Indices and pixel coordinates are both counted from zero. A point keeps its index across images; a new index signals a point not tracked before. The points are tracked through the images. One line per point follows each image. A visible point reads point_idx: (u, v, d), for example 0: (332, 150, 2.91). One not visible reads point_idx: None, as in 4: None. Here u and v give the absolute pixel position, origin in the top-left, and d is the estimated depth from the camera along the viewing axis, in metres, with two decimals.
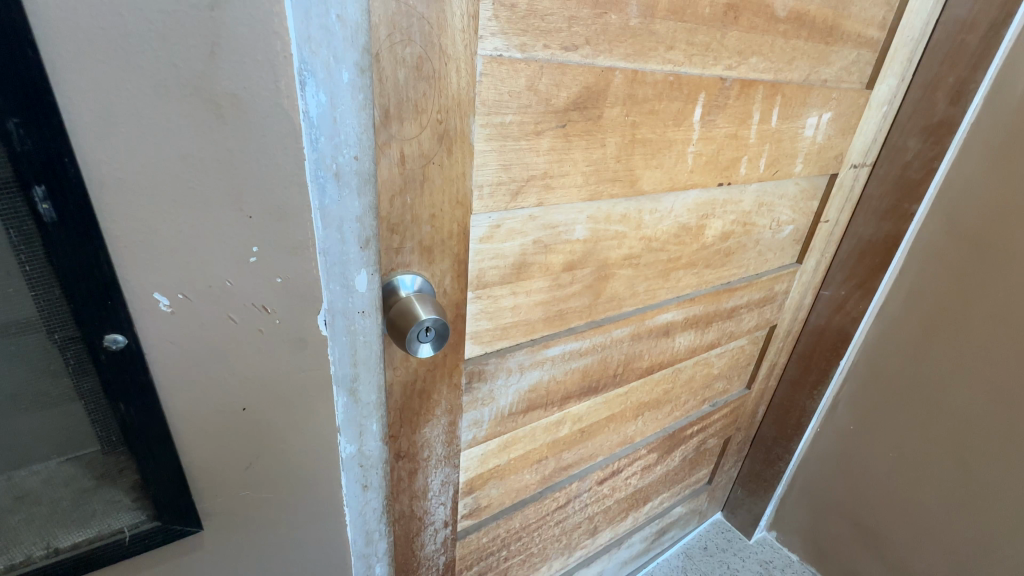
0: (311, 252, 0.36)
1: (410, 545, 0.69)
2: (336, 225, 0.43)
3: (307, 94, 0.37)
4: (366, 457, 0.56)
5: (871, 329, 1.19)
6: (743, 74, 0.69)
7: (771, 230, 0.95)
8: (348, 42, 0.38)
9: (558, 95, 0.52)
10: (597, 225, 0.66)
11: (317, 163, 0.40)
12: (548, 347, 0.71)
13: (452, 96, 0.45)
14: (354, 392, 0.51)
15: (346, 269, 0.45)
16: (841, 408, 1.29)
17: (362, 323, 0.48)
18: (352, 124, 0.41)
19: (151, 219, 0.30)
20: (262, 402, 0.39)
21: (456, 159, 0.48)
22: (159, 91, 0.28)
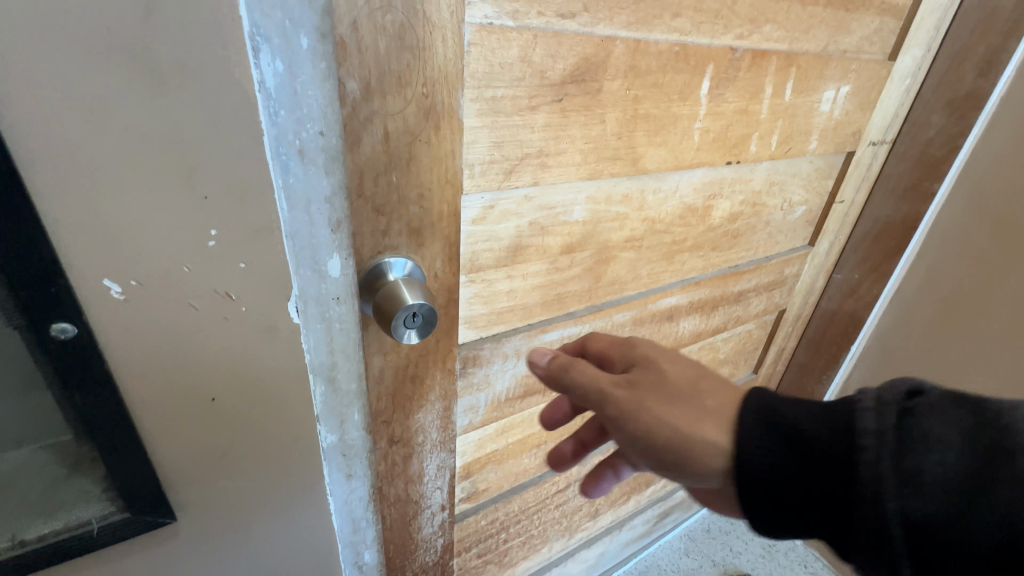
0: (276, 235, 0.34)
1: (406, 528, 0.69)
2: (304, 207, 0.42)
3: (262, 62, 0.35)
4: (348, 446, 0.55)
5: (885, 314, 1.15)
6: (756, 44, 0.65)
7: (783, 211, 0.91)
8: (306, 4, 0.36)
9: (554, 66, 0.49)
10: (597, 206, 0.64)
11: (277, 139, 0.38)
12: (546, 331, 0.69)
13: (439, 67, 0.43)
14: (333, 381, 0.50)
15: (316, 253, 0.44)
16: (851, 394, 1.26)
17: (337, 310, 0.47)
18: (315, 96, 0.39)
19: (95, 194, 0.28)
20: (231, 392, 0.37)
21: (444, 136, 0.46)
22: (92, 51, 0.26)
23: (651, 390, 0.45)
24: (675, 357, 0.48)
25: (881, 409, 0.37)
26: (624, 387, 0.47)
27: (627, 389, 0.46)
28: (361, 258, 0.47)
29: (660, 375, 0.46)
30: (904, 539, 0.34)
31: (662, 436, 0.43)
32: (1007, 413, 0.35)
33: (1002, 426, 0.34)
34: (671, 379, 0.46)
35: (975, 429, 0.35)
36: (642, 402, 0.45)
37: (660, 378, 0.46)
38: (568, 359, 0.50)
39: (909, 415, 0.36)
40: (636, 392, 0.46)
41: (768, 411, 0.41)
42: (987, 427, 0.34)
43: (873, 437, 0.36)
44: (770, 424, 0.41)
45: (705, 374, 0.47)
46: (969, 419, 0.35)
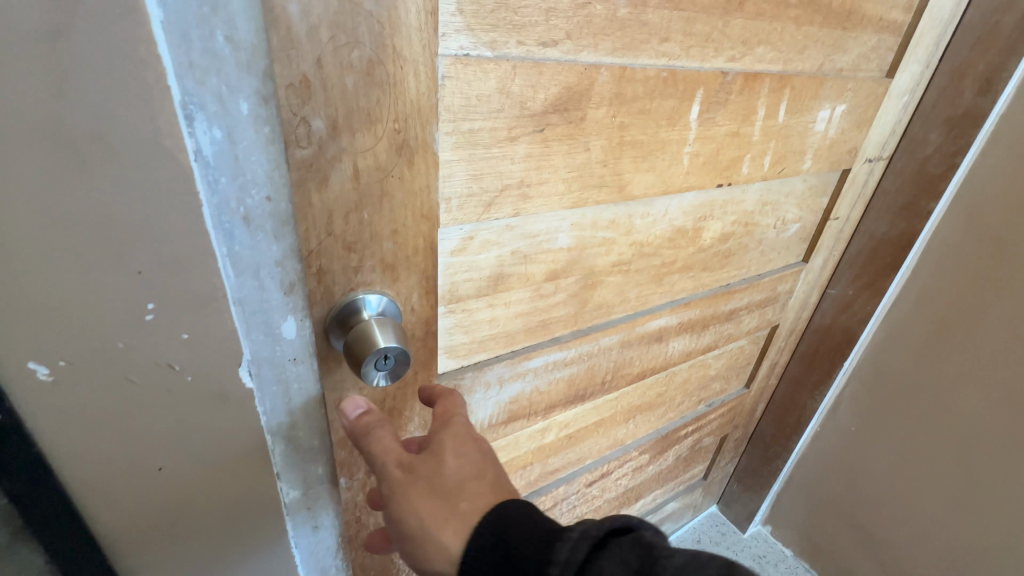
0: (219, 304, 0.36)
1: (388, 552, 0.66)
2: (252, 273, 0.42)
3: (197, 131, 0.35)
4: (313, 497, 0.54)
5: (878, 330, 1.14)
6: (749, 66, 0.63)
7: (776, 229, 0.89)
8: (242, 67, 0.35)
9: (535, 97, 0.47)
10: (582, 232, 0.62)
11: (219, 207, 0.38)
12: (529, 358, 0.67)
13: (411, 102, 0.41)
14: (294, 438, 0.50)
15: (269, 317, 0.44)
16: (842, 408, 1.26)
17: (295, 371, 0.47)
18: (259, 161, 0.38)
19: (24, 284, 0.30)
20: (178, 460, 0.39)
21: (418, 171, 0.44)
22: (16, 141, 0.27)
23: (422, 483, 0.42)
24: (465, 450, 0.44)
25: (579, 542, 0.39)
26: (404, 470, 0.43)
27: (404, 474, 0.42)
28: (332, 295, 0.45)
29: (439, 466, 0.42)
30: None
31: (410, 532, 0.41)
32: (663, 559, 0.38)
33: (658, 571, 0.37)
34: (445, 474, 0.42)
35: (638, 573, 0.37)
36: (407, 492, 0.42)
37: (438, 470, 0.42)
38: (373, 422, 0.46)
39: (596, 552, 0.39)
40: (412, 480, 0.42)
41: (505, 522, 0.40)
42: (646, 573, 0.37)
43: (559, 569, 0.38)
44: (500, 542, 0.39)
45: (485, 473, 0.43)
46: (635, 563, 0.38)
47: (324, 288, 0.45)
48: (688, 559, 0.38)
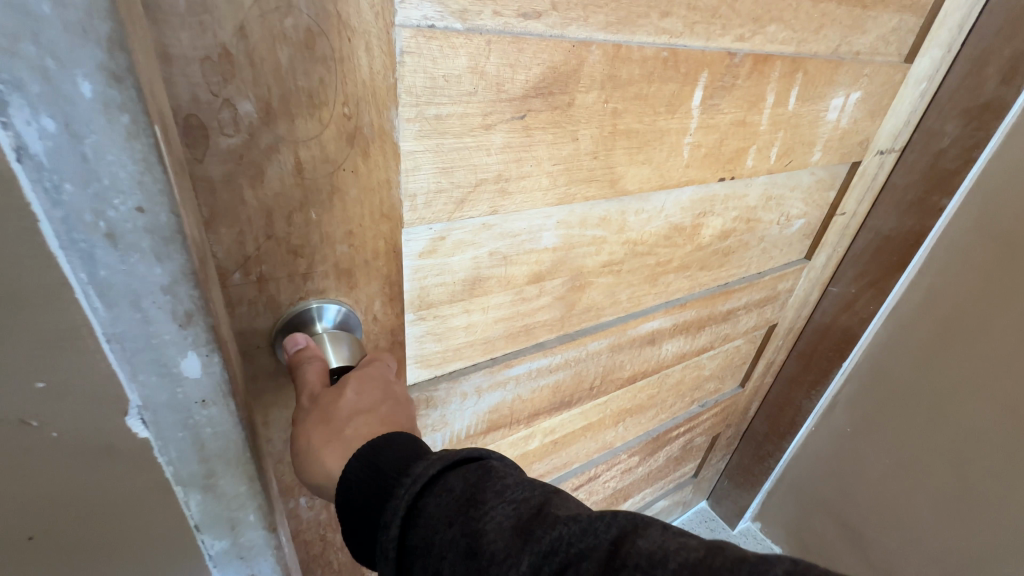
0: (80, 343, 0.32)
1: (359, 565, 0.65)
2: (130, 302, 0.31)
3: (17, 120, 0.24)
4: (245, 547, 0.47)
5: (880, 330, 1.09)
6: (758, 47, 0.56)
7: (779, 225, 0.84)
8: (74, 31, 0.22)
9: (514, 78, 0.41)
10: (570, 231, 0.56)
11: (69, 220, 0.28)
12: (510, 366, 0.62)
13: (363, 82, 0.34)
14: (213, 487, 0.42)
15: (160, 354, 0.33)
16: (839, 409, 1.21)
17: (205, 415, 0.37)
18: (120, 161, 0.26)
19: None
20: (54, 521, 0.40)
21: (375, 163, 0.38)
22: None
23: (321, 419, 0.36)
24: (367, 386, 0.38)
25: (433, 460, 0.33)
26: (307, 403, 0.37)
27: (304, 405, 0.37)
28: (279, 306, 0.40)
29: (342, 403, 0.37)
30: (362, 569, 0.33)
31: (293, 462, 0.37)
32: (501, 485, 0.33)
33: (491, 493, 0.32)
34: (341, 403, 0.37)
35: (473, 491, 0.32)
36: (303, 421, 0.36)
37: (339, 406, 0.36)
38: (303, 357, 0.38)
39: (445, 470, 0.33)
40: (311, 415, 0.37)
41: (378, 444, 0.34)
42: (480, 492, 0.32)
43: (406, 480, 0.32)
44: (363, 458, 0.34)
45: (380, 409, 0.37)
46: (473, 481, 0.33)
47: (267, 298, 0.39)
48: (520, 483, 0.33)
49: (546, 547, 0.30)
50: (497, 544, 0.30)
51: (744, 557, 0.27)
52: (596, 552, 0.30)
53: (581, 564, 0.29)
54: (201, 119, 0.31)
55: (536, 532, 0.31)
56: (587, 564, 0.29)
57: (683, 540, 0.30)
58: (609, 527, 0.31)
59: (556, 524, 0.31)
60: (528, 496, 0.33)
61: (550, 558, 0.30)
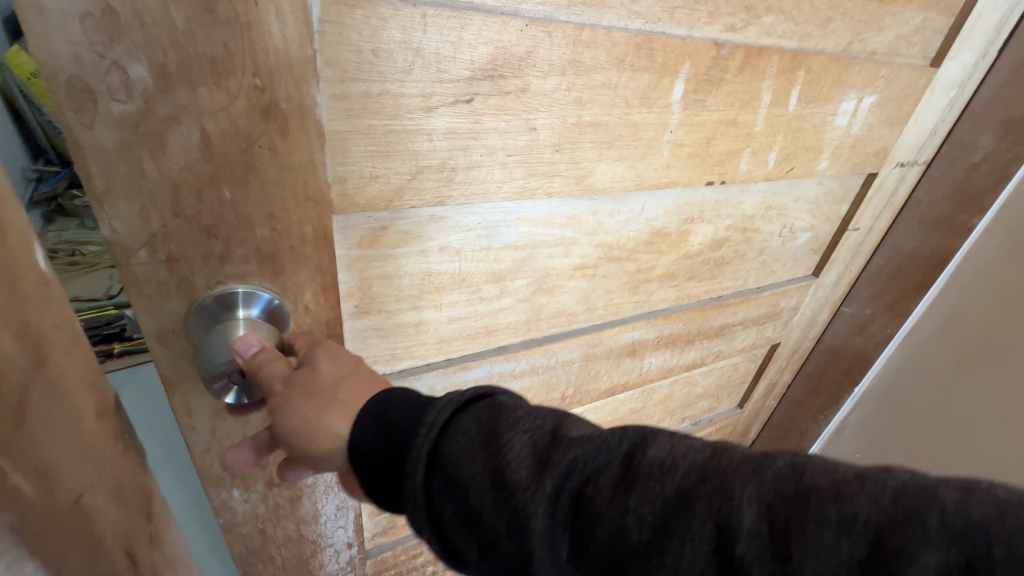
0: None
1: (304, 565, 0.64)
2: None
3: None
4: None
5: (898, 352, 1.01)
6: (753, 39, 0.51)
7: (781, 237, 0.78)
8: None
9: (457, 57, 0.38)
10: (533, 229, 0.53)
11: None
12: (467, 369, 0.59)
13: (276, 51, 0.32)
14: None
15: None
16: (846, 434, 1.13)
17: None
18: None
19: None
20: None
21: (296, 143, 0.35)
22: None
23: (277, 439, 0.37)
24: (336, 352, 0.38)
25: (445, 405, 0.34)
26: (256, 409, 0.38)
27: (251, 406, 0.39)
28: (193, 289, 0.38)
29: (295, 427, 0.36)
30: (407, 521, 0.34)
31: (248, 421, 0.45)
32: (511, 421, 0.33)
33: (504, 425, 0.33)
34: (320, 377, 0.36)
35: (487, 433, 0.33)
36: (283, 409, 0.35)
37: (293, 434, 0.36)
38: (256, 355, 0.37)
39: (459, 413, 0.34)
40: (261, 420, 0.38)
41: (389, 399, 0.35)
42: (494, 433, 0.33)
43: (422, 430, 0.33)
44: (381, 415, 0.35)
45: (360, 369, 0.38)
46: (485, 421, 0.34)
47: (179, 279, 0.37)
48: (533, 412, 0.34)
49: (565, 467, 0.31)
50: (519, 473, 0.31)
51: (749, 455, 0.29)
52: (613, 463, 0.31)
53: (600, 479, 0.30)
54: (86, 82, 0.28)
55: (556, 453, 0.32)
56: (604, 479, 0.30)
57: (689, 443, 0.31)
58: (620, 442, 0.32)
59: (571, 446, 0.32)
60: (541, 423, 0.33)
61: (571, 475, 0.31)
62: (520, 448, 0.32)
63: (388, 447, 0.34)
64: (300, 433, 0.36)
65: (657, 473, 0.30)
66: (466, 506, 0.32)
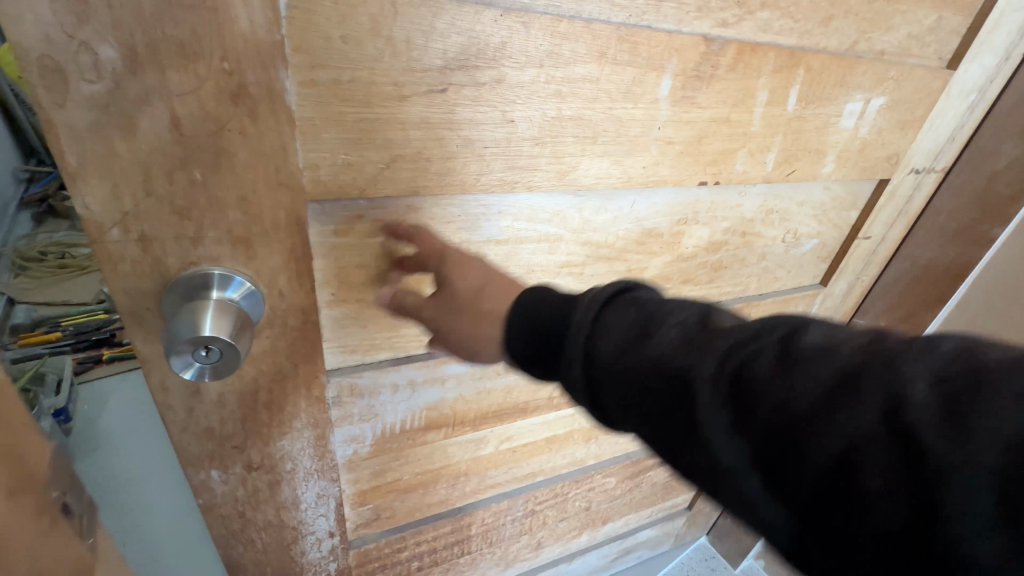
0: None
1: (286, 550, 0.65)
2: None
3: None
4: None
5: None
6: (747, 35, 0.50)
7: (784, 244, 0.76)
8: None
9: (430, 46, 0.38)
10: (515, 223, 0.52)
11: None
12: (448, 363, 0.58)
13: (243, 35, 0.32)
14: None
15: None
16: None
17: None
18: None
19: None
20: None
21: (266, 128, 0.36)
22: None
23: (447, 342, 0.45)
24: (466, 265, 0.45)
25: (594, 302, 0.39)
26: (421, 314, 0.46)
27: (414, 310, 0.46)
28: (166, 269, 0.39)
29: (465, 333, 0.44)
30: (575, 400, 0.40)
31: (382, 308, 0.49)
32: (660, 313, 0.37)
33: (657, 319, 0.37)
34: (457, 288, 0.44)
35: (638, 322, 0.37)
36: (440, 317, 0.45)
37: (466, 339, 0.44)
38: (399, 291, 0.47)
39: (607, 308, 0.39)
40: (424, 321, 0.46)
41: (537, 299, 0.42)
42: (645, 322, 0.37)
43: (580, 321, 0.39)
44: (536, 314, 0.41)
45: (491, 278, 0.45)
46: (635, 313, 0.38)
47: (153, 259, 0.38)
48: (677, 306, 0.38)
49: (724, 351, 0.34)
50: (673, 356, 0.35)
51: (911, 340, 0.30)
52: (767, 347, 0.33)
53: (756, 358, 0.32)
54: (56, 62, 0.29)
55: (707, 339, 0.35)
56: (761, 359, 0.32)
57: (850, 333, 0.32)
58: (774, 329, 0.34)
59: (725, 333, 0.34)
60: (688, 315, 0.37)
61: (724, 357, 0.33)
62: (673, 337, 0.36)
63: (551, 340, 0.40)
64: (459, 333, 0.44)
65: (815, 355, 0.31)
66: (627, 384, 0.36)
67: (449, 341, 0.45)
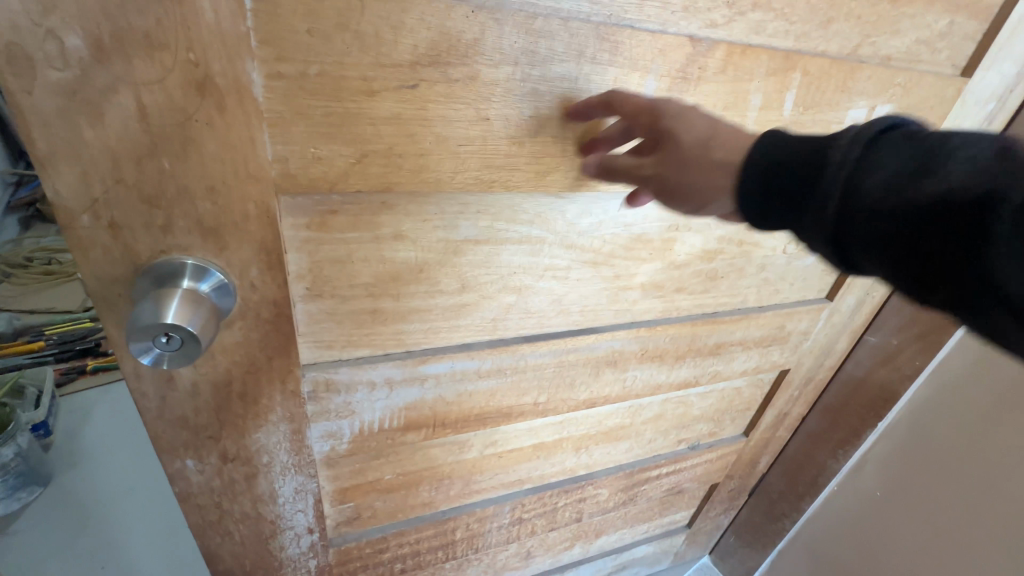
0: None
1: (263, 544, 0.65)
2: None
3: None
4: None
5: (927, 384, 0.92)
6: (737, 36, 0.49)
7: (786, 255, 0.73)
8: None
9: (399, 42, 0.38)
10: (495, 224, 0.52)
11: None
12: (427, 363, 0.58)
13: (208, 26, 0.33)
14: None
15: None
16: (866, 468, 1.02)
17: None
18: None
19: None
20: None
21: (233, 119, 0.36)
22: None
23: (666, 196, 0.45)
24: (690, 118, 0.44)
25: (856, 139, 0.39)
26: (637, 174, 0.46)
27: (628, 172, 0.46)
28: (137, 256, 0.39)
29: (689, 183, 0.44)
30: (811, 243, 0.42)
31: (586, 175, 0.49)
32: (942, 146, 0.36)
33: (936, 154, 0.36)
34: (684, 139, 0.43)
35: (914, 157, 0.37)
36: (663, 170, 0.45)
37: (690, 191, 0.44)
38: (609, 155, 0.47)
39: (872, 145, 0.39)
40: (640, 180, 0.46)
41: (781, 145, 0.42)
42: (922, 156, 0.36)
43: (840, 156, 0.39)
44: (780, 156, 0.41)
45: (717, 129, 0.44)
46: (910, 150, 0.37)
47: (123, 246, 0.38)
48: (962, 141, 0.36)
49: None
50: (957, 183, 0.34)
51: None
52: None
53: None
54: (24, 49, 0.30)
55: (1011, 169, 0.33)
56: None
57: None
58: None
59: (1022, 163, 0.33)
60: (980, 146, 0.35)
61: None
62: (962, 170, 0.35)
63: (796, 181, 0.41)
64: (682, 184, 0.44)
65: None
66: (893, 220, 0.37)
67: (666, 192, 0.45)
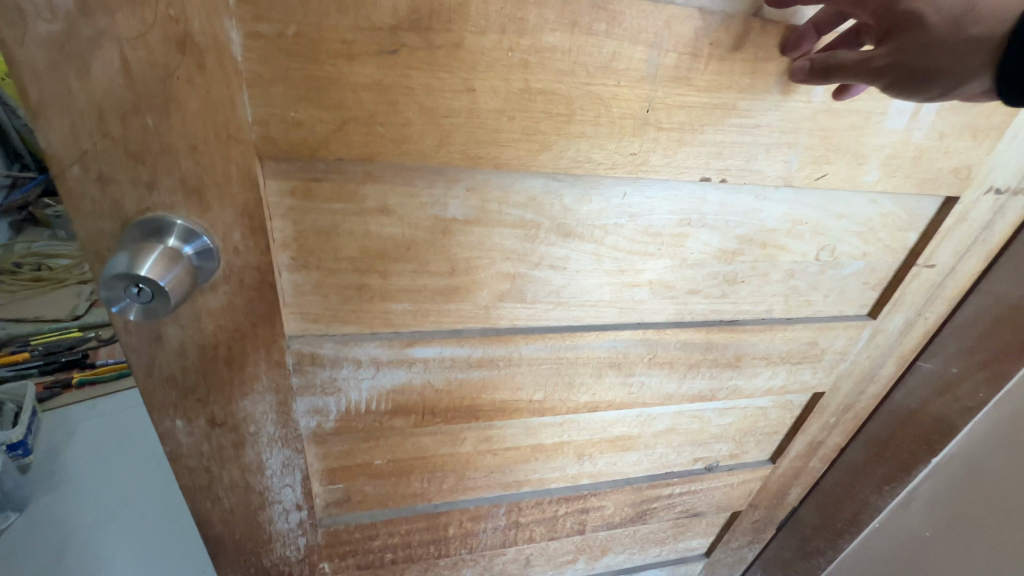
0: None
1: (252, 515, 0.66)
2: None
3: None
4: None
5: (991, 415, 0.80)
6: (755, 10, 0.44)
7: (819, 263, 0.66)
8: None
9: (379, 5, 0.37)
10: (486, 205, 0.50)
11: None
12: (415, 346, 0.57)
13: None
14: None
15: None
16: (914, 505, 0.91)
17: None
18: None
19: None
20: None
21: (213, 76, 0.37)
22: None
23: (904, 87, 0.40)
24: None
25: None
26: (862, 69, 0.41)
27: (855, 68, 0.42)
28: (124, 212, 0.40)
29: (940, 64, 0.38)
30: None
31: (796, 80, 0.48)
32: None
33: None
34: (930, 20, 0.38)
35: None
36: (904, 57, 0.39)
37: (942, 73, 0.39)
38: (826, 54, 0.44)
39: None
40: (868, 75, 0.41)
41: None
42: None
43: None
44: None
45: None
46: None
47: (111, 200, 0.40)
48: None
49: None
50: None
51: None
52: None
53: None
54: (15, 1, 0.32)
55: None
56: None
57: None
58: None
59: None
60: None
61: None
62: None
63: None
64: (925, 70, 0.39)
65: None
66: None
67: (904, 82, 0.40)
